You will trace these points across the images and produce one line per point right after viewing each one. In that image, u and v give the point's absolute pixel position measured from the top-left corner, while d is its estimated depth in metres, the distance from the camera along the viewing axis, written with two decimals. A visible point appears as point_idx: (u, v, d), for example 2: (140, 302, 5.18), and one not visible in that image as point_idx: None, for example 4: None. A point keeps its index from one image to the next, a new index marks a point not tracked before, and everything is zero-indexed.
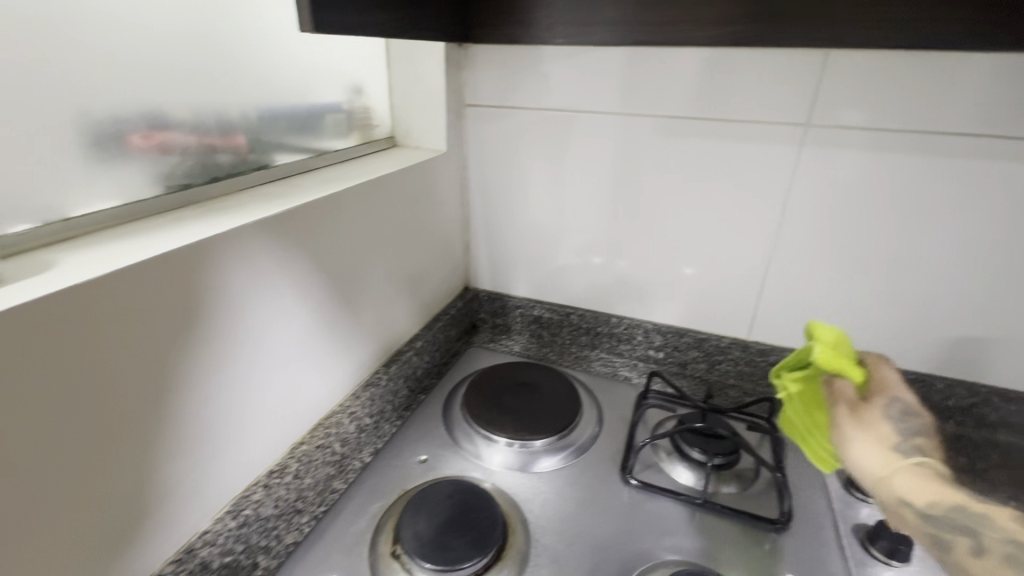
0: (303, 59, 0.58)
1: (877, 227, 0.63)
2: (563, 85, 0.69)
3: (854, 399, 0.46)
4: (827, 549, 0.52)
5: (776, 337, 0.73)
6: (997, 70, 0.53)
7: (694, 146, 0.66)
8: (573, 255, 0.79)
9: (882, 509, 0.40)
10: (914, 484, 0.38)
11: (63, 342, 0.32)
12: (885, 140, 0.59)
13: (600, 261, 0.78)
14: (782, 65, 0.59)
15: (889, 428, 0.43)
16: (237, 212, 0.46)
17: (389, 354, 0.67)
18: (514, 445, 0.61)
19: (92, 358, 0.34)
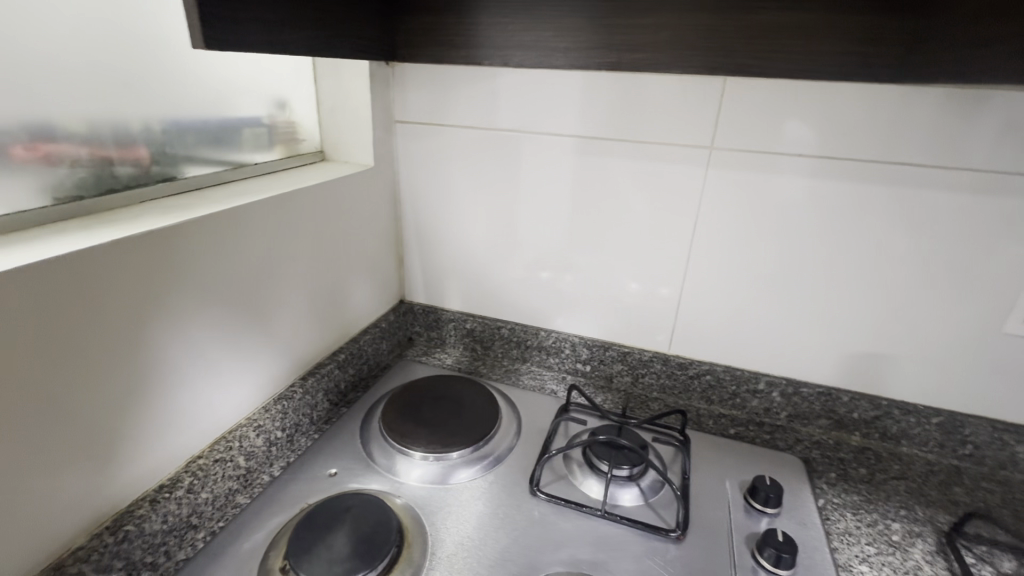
0: (217, 73, 0.59)
1: (779, 246, 0.66)
2: (491, 104, 0.71)
3: None
4: (719, 557, 0.53)
5: (696, 351, 0.75)
6: (946, 100, 0.55)
7: (610, 166, 0.69)
8: (522, 271, 0.80)
9: None
10: None
11: None
12: (803, 166, 0.62)
13: (543, 277, 0.79)
14: (688, 89, 0.63)
15: None
16: (128, 224, 0.45)
17: (308, 367, 0.67)
18: (428, 458, 0.62)
19: None
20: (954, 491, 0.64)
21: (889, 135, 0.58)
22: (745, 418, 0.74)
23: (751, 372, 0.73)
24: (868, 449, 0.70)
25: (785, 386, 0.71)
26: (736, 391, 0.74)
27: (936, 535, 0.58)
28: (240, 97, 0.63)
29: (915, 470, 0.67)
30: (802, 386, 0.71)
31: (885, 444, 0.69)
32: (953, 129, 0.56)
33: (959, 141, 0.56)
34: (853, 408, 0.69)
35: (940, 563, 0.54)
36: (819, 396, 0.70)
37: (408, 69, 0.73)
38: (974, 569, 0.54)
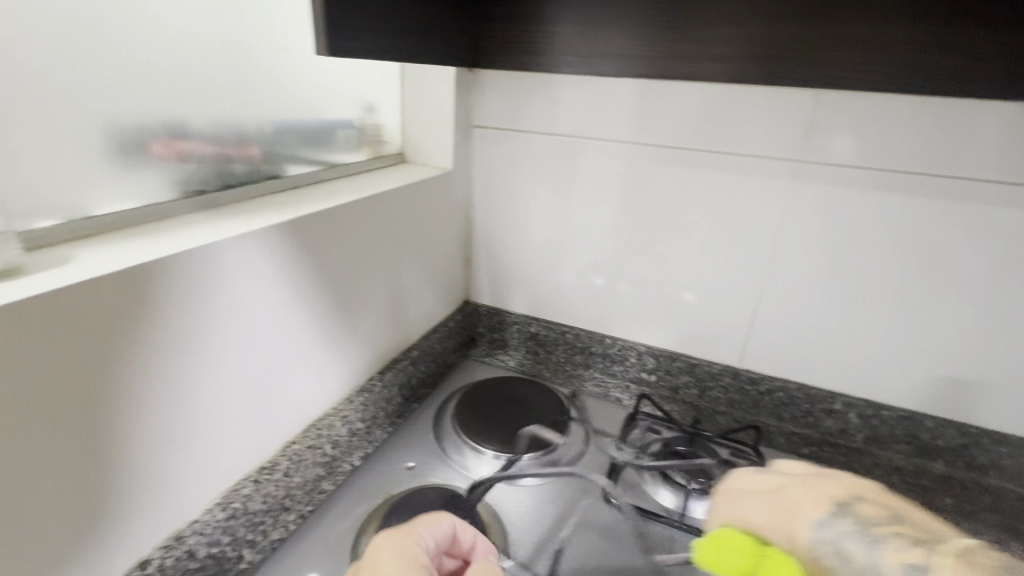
0: (318, 77, 0.62)
1: (864, 263, 0.64)
2: (568, 111, 0.72)
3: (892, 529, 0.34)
4: None
5: (768, 367, 0.73)
6: None
7: (688, 175, 0.69)
8: (568, 276, 0.81)
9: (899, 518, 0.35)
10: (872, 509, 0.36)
11: (86, 324, 0.35)
12: (892, 181, 0.60)
13: (595, 283, 0.80)
14: (774, 100, 0.62)
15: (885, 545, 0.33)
16: (247, 217, 0.48)
17: (385, 362, 0.69)
18: (501, 457, 0.63)
19: (112, 349, 0.37)
20: None
21: (989, 153, 0.56)
22: (818, 438, 0.72)
23: (827, 392, 0.71)
24: (951, 478, 0.67)
25: (863, 407, 0.69)
26: (810, 410, 0.72)
27: None
28: (336, 100, 0.66)
29: None
30: (882, 409, 0.69)
31: (971, 474, 0.66)
32: None
33: None
34: (938, 435, 0.67)
35: None
36: (900, 420, 0.68)
37: (489, 75, 0.74)
38: None
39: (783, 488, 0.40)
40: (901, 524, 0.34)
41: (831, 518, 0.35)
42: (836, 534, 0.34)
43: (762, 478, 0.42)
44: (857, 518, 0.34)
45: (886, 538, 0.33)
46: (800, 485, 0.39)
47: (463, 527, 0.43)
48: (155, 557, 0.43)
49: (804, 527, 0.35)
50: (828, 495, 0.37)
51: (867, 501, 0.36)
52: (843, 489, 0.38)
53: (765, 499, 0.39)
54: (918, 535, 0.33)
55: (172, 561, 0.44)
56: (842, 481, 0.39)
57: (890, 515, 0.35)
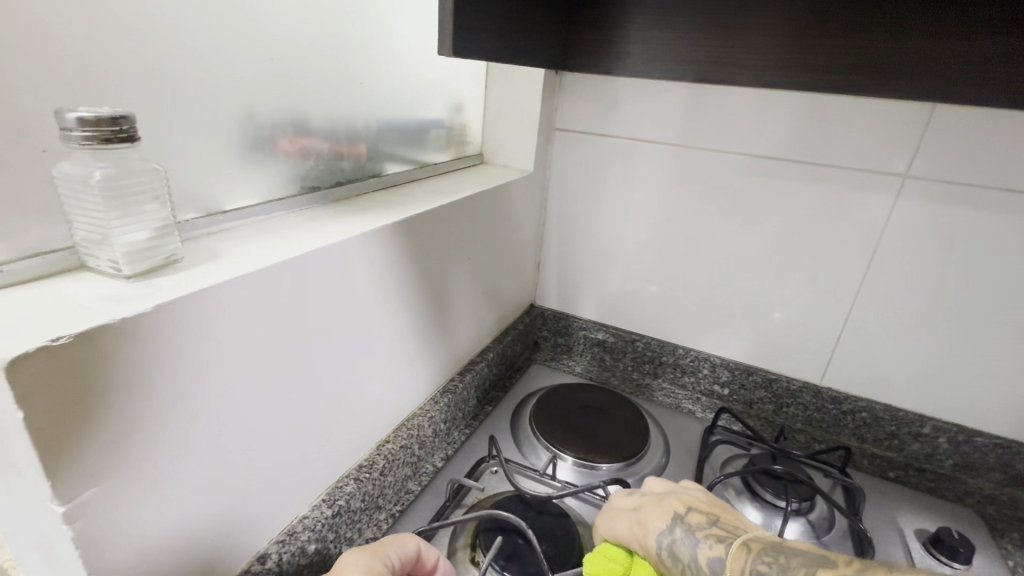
0: (416, 76, 0.62)
1: (972, 285, 0.61)
2: (654, 116, 0.71)
3: (706, 530, 0.41)
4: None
5: (852, 386, 0.71)
6: None
7: (779, 187, 0.67)
8: (633, 282, 0.81)
9: (719, 523, 0.42)
10: (694, 514, 0.43)
11: (238, 318, 0.35)
12: (1006, 199, 0.57)
13: (654, 290, 0.80)
14: (879, 112, 0.60)
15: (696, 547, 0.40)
16: (362, 216, 0.48)
17: (463, 364, 0.69)
18: (581, 464, 0.62)
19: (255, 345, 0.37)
20: None
21: None
22: (903, 461, 0.70)
23: (916, 414, 0.68)
24: None
25: (954, 433, 0.67)
26: (895, 432, 0.69)
27: None
28: (429, 98, 0.66)
29: None
30: (975, 435, 0.66)
31: None
32: None
33: None
34: None
35: None
36: (993, 447, 0.65)
37: (574, 78, 0.74)
38: None
39: (643, 506, 0.45)
40: (716, 524, 0.42)
41: (671, 526, 0.42)
42: (674, 540, 0.41)
43: (632, 497, 0.47)
44: (683, 528, 0.41)
45: (703, 538, 0.40)
46: (655, 502, 0.45)
47: (426, 549, 0.45)
48: (272, 551, 0.43)
49: (652, 538, 0.42)
50: (671, 507, 0.44)
51: (696, 510, 0.43)
52: (678, 502, 0.44)
53: (632, 516, 0.45)
54: (723, 533, 0.40)
55: (288, 556, 0.44)
56: (683, 494, 0.46)
57: (708, 518, 0.42)
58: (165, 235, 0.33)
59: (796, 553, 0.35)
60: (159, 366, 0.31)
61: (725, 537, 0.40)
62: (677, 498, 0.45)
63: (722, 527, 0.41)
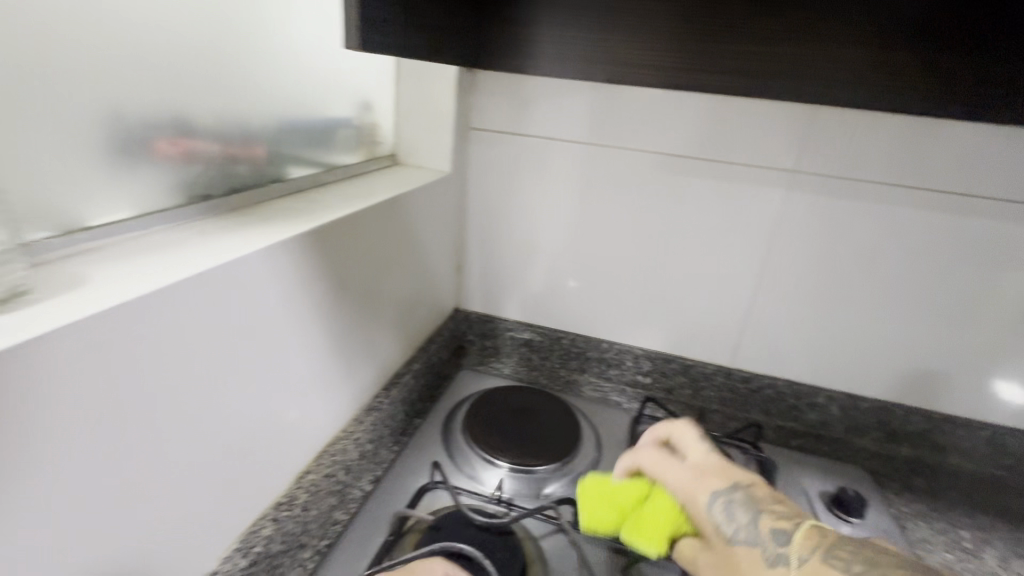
0: (318, 73, 0.58)
1: (851, 268, 0.69)
2: (569, 114, 0.71)
3: (766, 503, 0.42)
4: None
5: (757, 365, 0.77)
6: (987, 136, 0.60)
7: (688, 184, 0.70)
8: (558, 280, 0.82)
9: (779, 501, 0.43)
10: (755, 488, 0.44)
11: (112, 354, 0.30)
12: (872, 191, 0.65)
13: (579, 286, 0.81)
14: (770, 113, 0.65)
15: (750, 514, 0.41)
16: (264, 227, 0.43)
17: (388, 377, 0.65)
18: (516, 470, 0.60)
19: (136, 384, 0.32)
20: None
21: (953, 170, 0.62)
22: (805, 428, 0.77)
23: (810, 387, 0.76)
24: (918, 459, 0.74)
25: (843, 399, 0.75)
26: (795, 404, 0.76)
27: None
28: (334, 97, 0.61)
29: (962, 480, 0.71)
30: (858, 400, 0.74)
31: (934, 455, 0.73)
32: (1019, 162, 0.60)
33: (1012, 176, 0.61)
34: (907, 420, 0.73)
35: None
36: (873, 409, 0.74)
37: (489, 76, 0.72)
38: None
39: (705, 465, 0.47)
40: (779, 502, 0.43)
41: (730, 491, 0.44)
42: (731, 501, 0.43)
43: (696, 451, 0.49)
44: (745, 493, 0.43)
45: (766, 509, 0.42)
46: (721, 466, 0.47)
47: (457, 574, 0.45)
48: None
49: (705, 493, 0.44)
50: (734, 474, 0.45)
51: (759, 485, 0.45)
52: (744, 474, 0.46)
53: (689, 467, 0.47)
54: (788, 513, 0.42)
55: None
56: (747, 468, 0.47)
57: (770, 495, 0.44)
58: (7, 262, 0.28)
59: (878, 553, 0.37)
60: (9, 420, 0.25)
61: (785, 515, 0.41)
62: (738, 467, 0.47)
63: (782, 504, 0.43)
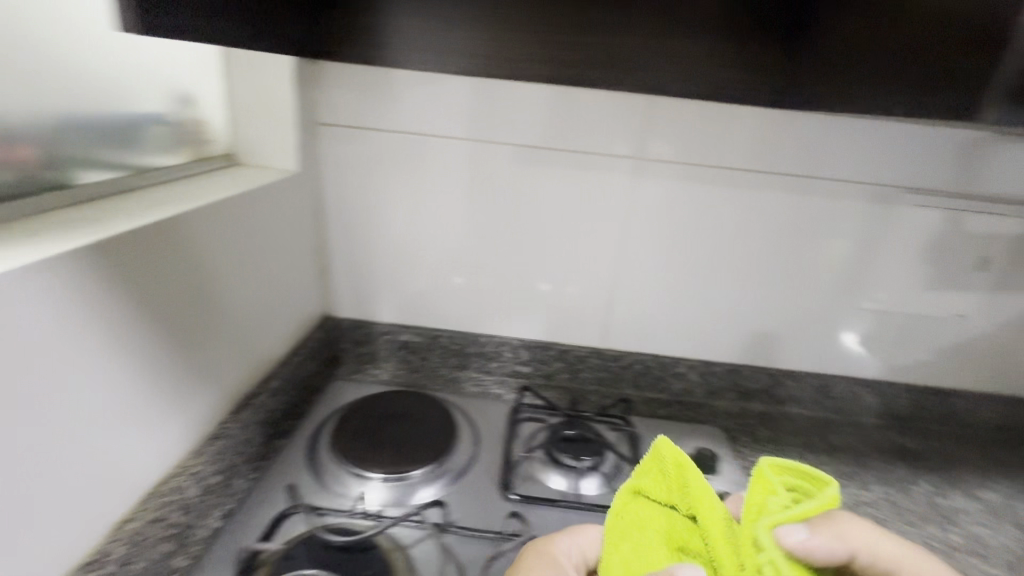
0: (111, 64, 0.52)
1: (697, 246, 0.75)
2: (422, 107, 0.70)
3: None
4: None
5: (625, 344, 0.81)
6: (794, 122, 0.67)
7: (545, 173, 0.72)
8: (430, 276, 0.80)
9: None
10: None
11: None
12: (705, 174, 0.70)
13: (451, 282, 0.80)
14: (613, 104, 0.68)
15: None
16: (31, 242, 0.36)
17: (239, 400, 0.59)
18: (389, 480, 0.57)
19: None
20: (832, 438, 0.78)
21: (774, 152, 0.69)
22: (669, 399, 0.82)
23: (672, 359, 0.81)
24: (766, 413, 0.82)
25: (700, 366, 0.81)
26: (661, 375, 0.82)
27: (829, 473, 0.70)
28: (136, 90, 0.55)
29: (801, 426, 0.80)
30: (714, 366, 0.81)
31: (777, 406, 0.82)
32: (825, 142, 0.68)
33: (821, 155, 0.68)
34: (753, 379, 0.81)
35: (837, 497, 0.66)
36: (726, 372, 0.81)
37: (333, 68, 0.68)
38: (858, 496, 0.66)
39: None
40: None
41: None
42: None
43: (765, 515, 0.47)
44: None
45: None
46: None
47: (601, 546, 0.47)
48: None
49: None
50: None
51: None
52: None
53: None
54: None
55: None
56: None
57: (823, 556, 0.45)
58: None
59: None
60: None
61: None
62: None
63: None
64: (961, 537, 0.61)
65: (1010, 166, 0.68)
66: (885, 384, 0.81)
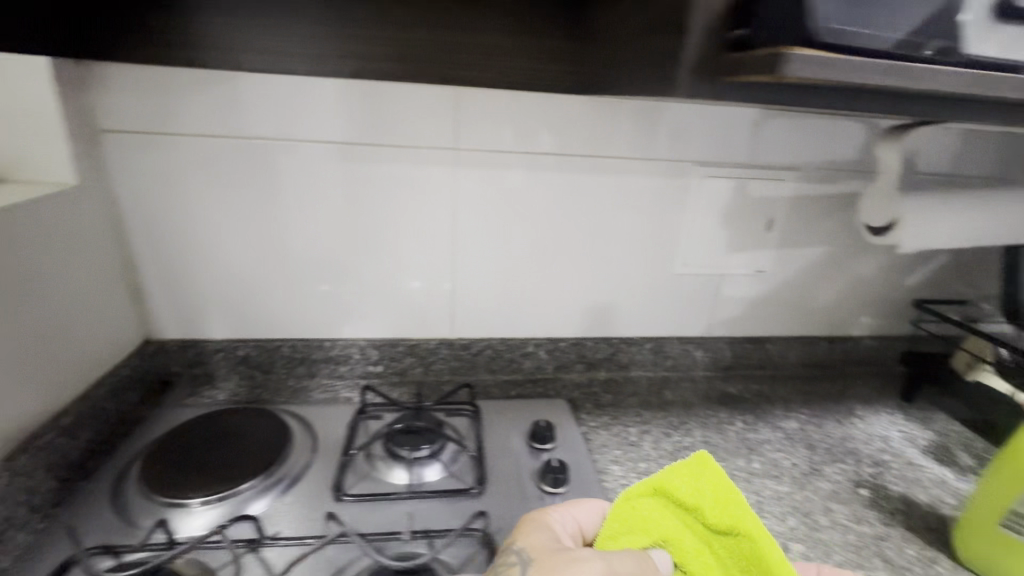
0: None
1: (525, 229, 0.78)
2: (221, 105, 0.67)
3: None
4: (523, 484, 0.62)
5: (473, 331, 0.83)
6: (589, 107, 0.71)
7: (364, 169, 0.72)
8: (261, 285, 0.76)
9: None
10: None
11: None
12: (520, 160, 0.74)
13: (284, 289, 0.77)
14: (420, 98, 0.69)
15: None
16: None
17: (16, 443, 0.53)
18: (211, 500, 0.54)
19: None
20: (667, 394, 0.85)
21: (582, 135, 0.73)
22: (522, 378, 0.85)
23: (520, 340, 0.84)
24: (611, 379, 0.87)
25: (547, 344, 0.85)
26: (512, 357, 0.84)
27: (659, 426, 0.76)
28: None
29: (641, 386, 0.87)
30: (559, 341, 0.85)
31: (620, 371, 0.88)
32: (624, 124, 0.74)
33: (622, 135, 0.74)
34: (596, 350, 0.86)
35: (663, 446, 0.72)
36: (571, 346, 0.85)
37: (111, 69, 0.63)
38: (682, 442, 0.73)
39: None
40: None
41: None
42: None
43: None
44: None
45: None
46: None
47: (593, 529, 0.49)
48: None
49: None
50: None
51: None
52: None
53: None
54: None
55: None
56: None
57: None
58: None
59: None
60: None
61: None
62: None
63: None
64: (760, 463, 0.69)
65: (778, 136, 0.78)
66: (708, 339, 0.90)
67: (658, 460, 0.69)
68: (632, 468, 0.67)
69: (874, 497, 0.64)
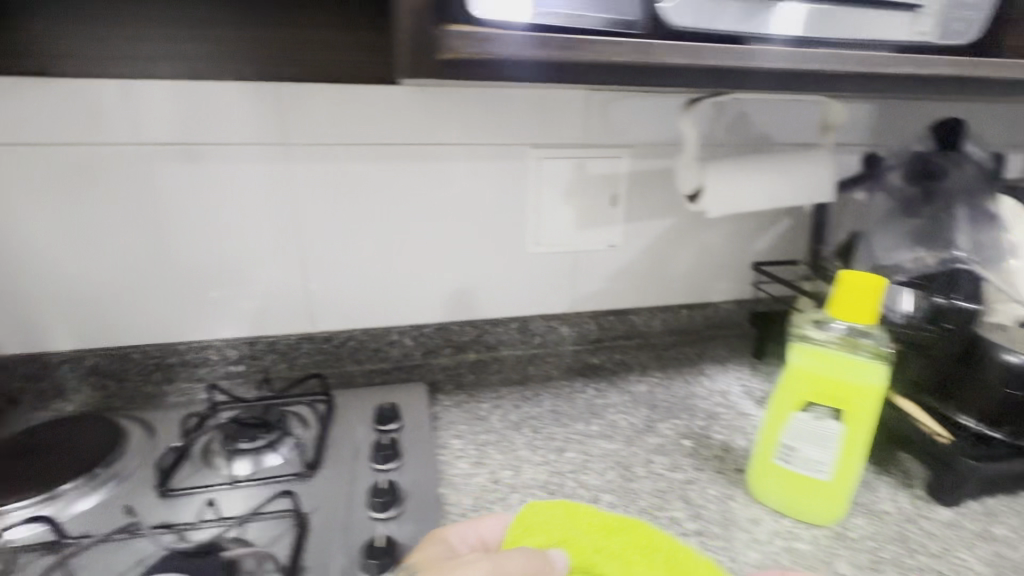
0: None
1: (372, 218, 0.80)
2: (31, 111, 0.66)
3: None
4: (355, 466, 0.63)
5: (334, 324, 0.84)
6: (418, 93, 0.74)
7: (195, 169, 0.72)
8: (103, 292, 0.76)
9: None
10: None
11: None
12: (355, 151, 0.75)
13: (129, 294, 0.77)
14: (244, 95, 0.70)
15: None
16: None
17: None
18: (37, 505, 0.54)
19: None
20: (531, 371, 0.88)
21: (417, 123, 0.76)
22: (389, 366, 0.86)
23: (383, 329, 0.86)
24: (479, 361, 0.90)
25: (411, 330, 0.87)
26: (377, 346, 0.86)
27: (512, 401, 0.79)
28: None
29: (508, 365, 0.90)
30: (424, 327, 0.87)
31: (488, 352, 0.90)
32: (456, 110, 0.77)
33: (455, 120, 0.77)
34: (462, 333, 0.89)
35: (510, 419, 0.75)
36: (435, 331, 0.87)
37: None
38: (529, 413, 0.76)
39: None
40: None
41: None
42: None
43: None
44: None
45: None
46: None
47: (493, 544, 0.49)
48: None
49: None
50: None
51: None
52: None
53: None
54: None
55: None
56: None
57: None
58: None
59: None
60: None
61: None
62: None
63: None
64: (598, 426, 0.73)
65: (613, 115, 0.82)
66: (572, 314, 0.93)
67: (501, 432, 0.72)
68: (472, 441, 0.70)
69: (695, 447, 0.69)
